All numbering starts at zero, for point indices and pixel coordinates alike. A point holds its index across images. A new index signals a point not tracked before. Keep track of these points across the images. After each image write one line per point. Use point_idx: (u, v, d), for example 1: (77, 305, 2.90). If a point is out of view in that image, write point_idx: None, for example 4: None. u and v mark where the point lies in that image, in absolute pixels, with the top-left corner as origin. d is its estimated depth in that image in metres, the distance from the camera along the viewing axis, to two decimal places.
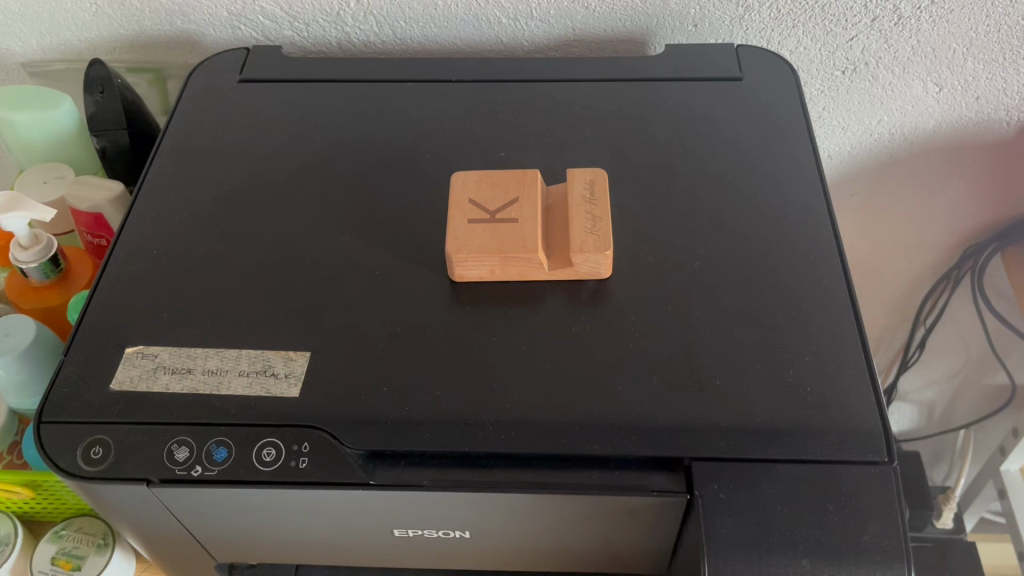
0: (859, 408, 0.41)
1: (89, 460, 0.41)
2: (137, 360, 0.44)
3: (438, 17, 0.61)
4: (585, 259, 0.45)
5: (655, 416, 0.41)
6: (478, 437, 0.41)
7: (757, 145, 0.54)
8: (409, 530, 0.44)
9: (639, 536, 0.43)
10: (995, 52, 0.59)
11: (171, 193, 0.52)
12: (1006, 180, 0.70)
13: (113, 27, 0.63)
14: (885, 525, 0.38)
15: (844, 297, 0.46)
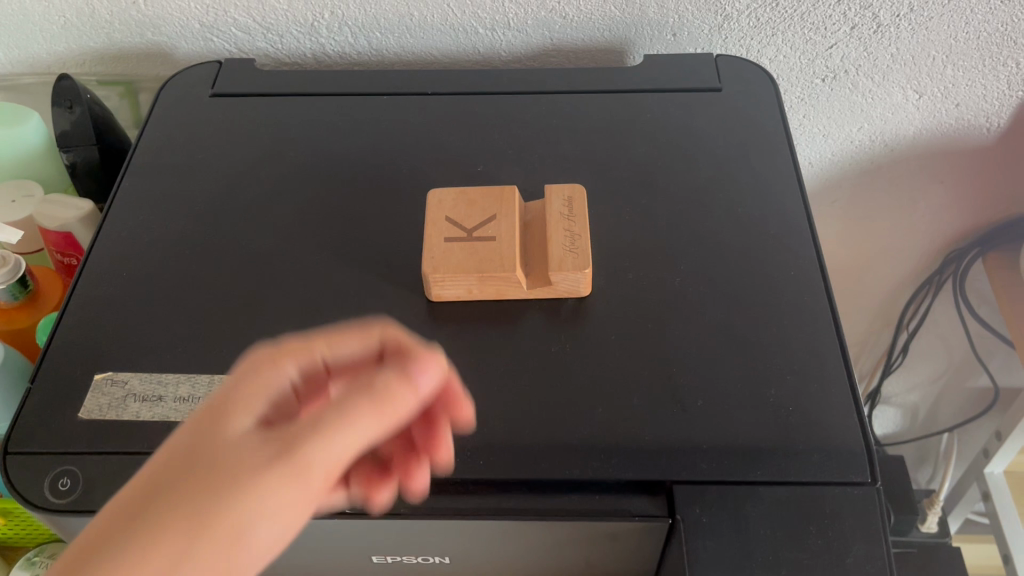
0: (842, 426, 0.41)
1: (57, 491, 0.40)
2: (106, 387, 0.43)
3: (414, 28, 0.60)
4: (564, 277, 0.44)
5: (636, 438, 0.40)
6: (457, 462, 0.40)
7: (736, 158, 0.53)
8: (388, 557, 0.43)
9: (621, 560, 0.43)
10: (975, 59, 0.58)
11: (141, 212, 0.51)
12: (987, 185, 0.69)
13: (82, 40, 0.61)
14: (868, 546, 0.37)
15: (825, 312, 0.45)
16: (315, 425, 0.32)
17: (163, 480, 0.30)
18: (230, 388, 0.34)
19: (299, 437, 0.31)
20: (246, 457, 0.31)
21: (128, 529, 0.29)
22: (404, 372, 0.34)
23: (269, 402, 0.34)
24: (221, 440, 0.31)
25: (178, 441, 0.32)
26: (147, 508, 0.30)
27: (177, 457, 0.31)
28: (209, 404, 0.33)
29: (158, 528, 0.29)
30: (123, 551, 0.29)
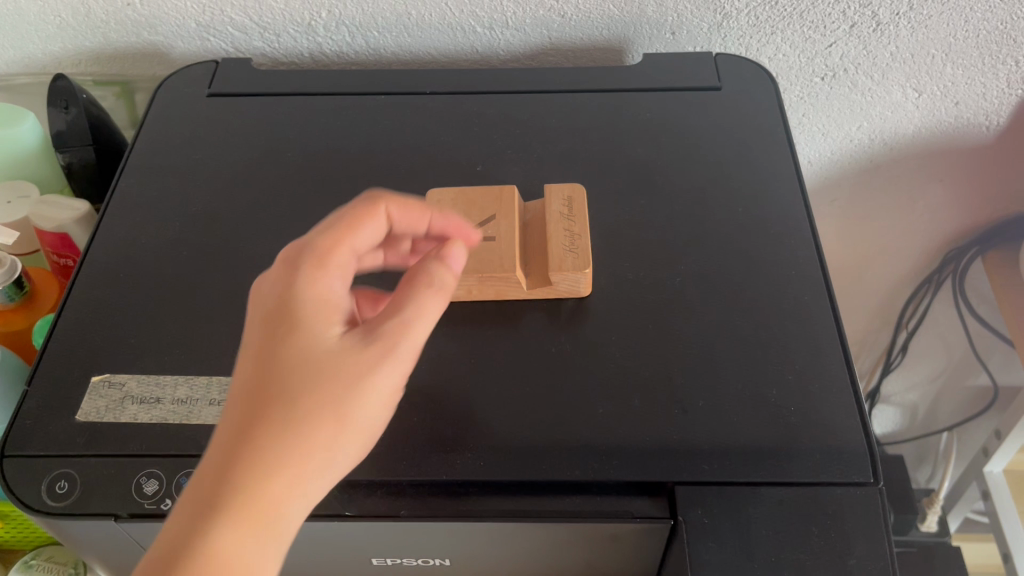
0: (843, 427, 0.40)
1: (54, 494, 0.39)
2: (104, 389, 0.42)
3: (412, 27, 0.60)
4: (564, 278, 0.44)
5: (636, 439, 0.40)
6: (457, 464, 0.39)
7: (736, 157, 0.53)
8: (388, 559, 0.43)
9: (622, 562, 0.43)
10: (975, 57, 0.58)
11: (138, 213, 0.51)
12: (986, 184, 0.69)
13: (78, 40, 0.61)
14: (871, 548, 0.37)
15: (826, 312, 0.45)
16: (403, 319, 0.34)
17: (282, 393, 0.32)
18: (294, 296, 0.34)
19: (392, 332, 0.34)
20: (352, 361, 0.33)
21: (274, 443, 0.31)
22: (444, 263, 0.37)
23: (337, 301, 0.35)
24: (319, 347, 0.33)
25: (273, 356, 0.33)
26: (283, 422, 0.32)
27: (283, 372, 0.32)
28: (281, 317, 0.33)
29: (304, 436, 0.32)
30: (279, 462, 0.31)
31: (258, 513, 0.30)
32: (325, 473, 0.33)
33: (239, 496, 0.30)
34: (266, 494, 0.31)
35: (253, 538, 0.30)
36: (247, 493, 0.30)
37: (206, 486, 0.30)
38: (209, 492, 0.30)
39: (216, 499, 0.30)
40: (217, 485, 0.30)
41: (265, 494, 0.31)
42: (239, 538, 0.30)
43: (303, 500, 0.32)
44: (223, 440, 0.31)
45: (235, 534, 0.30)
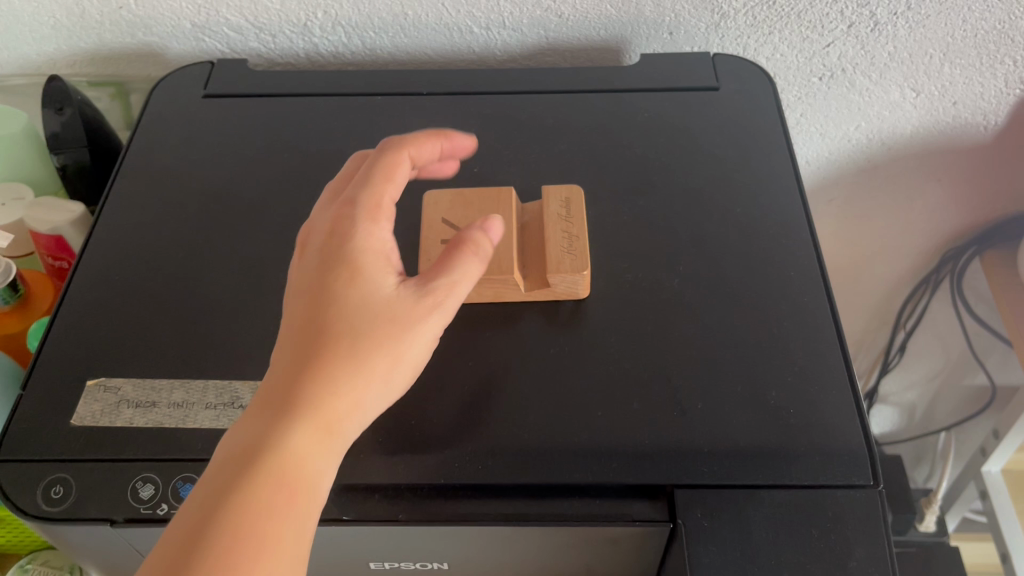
0: (843, 429, 0.40)
1: (50, 499, 0.39)
2: (99, 393, 0.42)
3: (408, 27, 0.59)
4: (562, 279, 0.44)
5: (635, 442, 0.40)
6: (455, 467, 0.39)
7: (734, 158, 0.53)
8: (385, 563, 0.43)
9: (621, 565, 0.42)
10: (973, 57, 0.58)
11: (134, 215, 0.51)
12: (984, 184, 0.69)
13: (73, 41, 0.61)
14: (871, 551, 0.37)
15: (826, 314, 0.45)
16: (452, 273, 0.37)
17: (343, 327, 0.35)
18: (352, 241, 0.37)
19: (441, 286, 0.37)
20: (407, 307, 0.36)
21: (338, 371, 0.34)
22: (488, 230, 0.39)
23: (389, 248, 0.38)
24: (376, 288, 0.36)
25: (334, 294, 0.36)
26: (345, 353, 0.35)
27: (344, 309, 0.35)
28: (341, 259, 0.36)
29: (365, 366, 0.35)
30: (342, 387, 0.34)
31: (323, 429, 0.34)
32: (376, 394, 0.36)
33: (307, 413, 0.34)
34: (329, 413, 0.34)
35: (319, 450, 0.34)
36: (315, 412, 0.34)
37: (277, 402, 0.34)
38: (280, 407, 0.34)
39: (286, 415, 0.33)
40: (287, 402, 0.34)
41: (325, 414, 0.34)
42: (299, 451, 0.33)
43: (359, 421, 0.36)
44: (291, 364, 0.35)
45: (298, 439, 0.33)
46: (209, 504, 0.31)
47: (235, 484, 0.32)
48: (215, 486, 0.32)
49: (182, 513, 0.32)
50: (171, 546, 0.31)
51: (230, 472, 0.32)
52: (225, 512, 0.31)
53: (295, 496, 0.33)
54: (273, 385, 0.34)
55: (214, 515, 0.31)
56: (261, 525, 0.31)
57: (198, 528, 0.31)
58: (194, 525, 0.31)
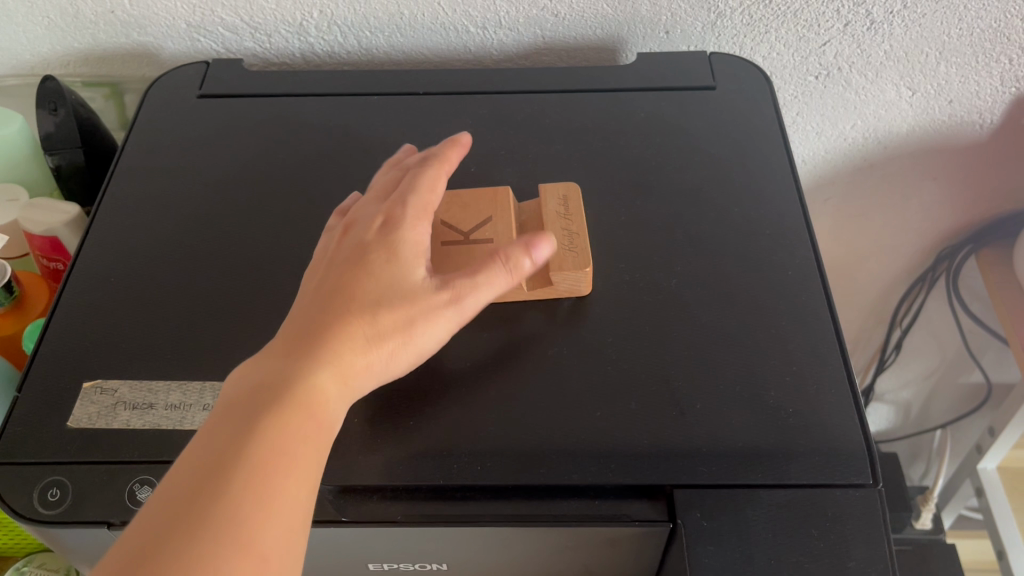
0: (841, 428, 0.40)
1: (45, 503, 0.39)
2: (95, 395, 0.42)
3: (404, 27, 0.59)
4: (564, 278, 0.44)
5: (634, 442, 0.40)
6: (454, 467, 0.39)
7: (730, 157, 0.53)
8: (383, 564, 0.43)
9: (620, 565, 0.42)
10: (968, 56, 0.58)
11: (129, 216, 0.50)
12: (980, 182, 0.69)
13: (67, 41, 0.60)
14: (870, 551, 0.37)
15: (823, 313, 0.45)
16: (475, 278, 0.39)
17: (374, 294, 0.39)
18: (395, 230, 0.41)
19: (467, 285, 0.39)
20: (428, 292, 0.39)
21: (364, 331, 0.38)
22: (531, 251, 0.40)
23: (424, 241, 0.41)
24: (407, 269, 0.40)
25: (370, 267, 0.39)
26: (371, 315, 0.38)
27: (378, 281, 0.39)
28: (381, 242, 0.40)
29: (385, 330, 0.38)
30: (365, 349, 0.37)
31: (345, 381, 0.37)
32: (389, 362, 0.39)
33: (334, 361, 0.36)
34: (351, 367, 0.37)
35: (337, 397, 0.36)
36: (340, 361, 0.37)
37: (306, 347, 0.36)
38: (310, 351, 0.36)
39: (316, 358, 0.36)
40: (317, 347, 0.36)
41: (350, 369, 0.37)
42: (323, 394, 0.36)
43: (370, 384, 0.38)
44: (322, 319, 0.38)
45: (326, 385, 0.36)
46: (244, 421, 0.33)
47: (269, 407, 0.34)
48: (248, 407, 0.34)
49: (214, 428, 0.33)
50: (204, 454, 0.32)
51: (262, 397, 0.34)
52: (260, 427, 0.33)
53: (318, 429, 0.35)
54: (304, 334, 0.37)
55: (250, 429, 0.33)
56: (291, 445, 0.33)
57: (233, 438, 0.33)
58: (228, 436, 0.33)
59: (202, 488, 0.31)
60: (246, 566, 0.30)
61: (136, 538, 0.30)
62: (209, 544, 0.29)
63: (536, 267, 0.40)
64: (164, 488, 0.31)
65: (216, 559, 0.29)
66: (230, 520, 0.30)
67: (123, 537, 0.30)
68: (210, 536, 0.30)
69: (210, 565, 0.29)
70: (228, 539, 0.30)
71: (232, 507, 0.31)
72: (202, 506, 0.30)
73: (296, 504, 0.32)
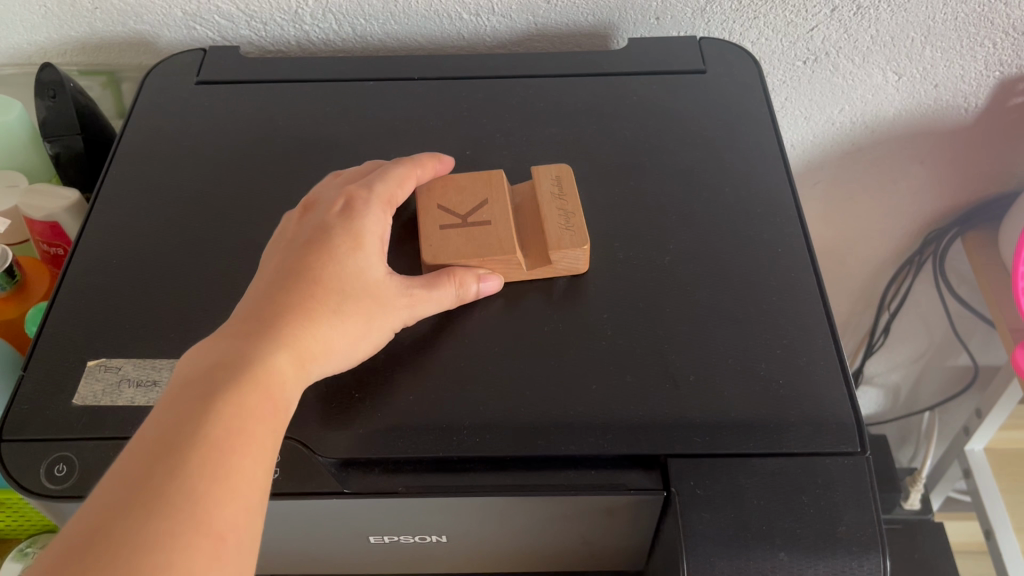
0: (831, 399, 0.41)
1: (53, 477, 0.39)
2: (99, 373, 0.43)
3: (397, 14, 0.60)
4: (563, 256, 0.45)
5: (630, 414, 0.41)
6: (454, 440, 0.40)
7: (721, 140, 0.54)
8: (384, 537, 0.44)
9: (616, 535, 0.43)
10: (953, 40, 0.59)
11: (129, 200, 0.51)
12: (966, 165, 0.70)
13: (64, 30, 0.61)
14: (860, 515, 0.38)
15: (813, 289, 0.46)
16: (432, 292, 0.43)
17: (335, 280, 0.40)
18: (358, 218, 0.43)
19: (426, 299, 0.43)
20: (388, 292, 0.42)
21: (324, 319, 0.39)
22: (479, 280, 0.44)
23: (382, 234, 0.44)
24: (367, 261, 0.42)
25: (333, 250, 0.41)
26: (329, 303, 0.40)
27: (342, 271, 0.41)
28: (345, 226, 0.42)
29: (342, 317, 0.40)
30: (323, 334, 0.39)
31: (303, 363, 0.38)
32: (344, 351, 0.40)
33: (291, 341, 0.38)
34: (310, 350, 0.38)
35: (295, 376, 0.38)
36: (297, 342, 0.38)
37: (265, 327, 0.37)
38: (266, 333, 0.37)
39: (278, 341, 0.37)
40: (274, 330, 0.38)
41: (308, 353, 0.38)
42: (283, 377, 0.37)
43: (327, 368, 0.40)
44: (283, 302, 0.39)
45: (285, 368, 0.37)
46: (201, 399, 0.34)
47: (226, 386, 0.35)
48: (205, 385, 0.34)
49: (169, 405, 0.34)
50: (159, 432, 0.33)
51: (219, 375, 0.35)
52: (217, 406, 0.34)
53: (275, 410, 0.36)
54: (263, 316, 0.38)
55: (207, 408, 0.34)
56: (249, 424, 0.34)
57: (189, 416, 0.33)
58: (185, 414, 0.33)
59: (158, 465, 0.31)
60: (201, 542, 0.30)
61: (91, 513, 0.30)
62: (165, 521, 0.30)
63: (479, 295, 0.44)
64: (119, 465, 0.32)
65: (171, 537, 0.30)
66: (187, 497, 0.31)
67: (77, 514, 0.30)
68: (165, 510, 0.30)
69: (164, 541, 0.30)
70: (184, 517, 0.30)
71: (187, 485, 0.31)
72: (157, 483, 0.31)
73: (253, 485, 0.33)
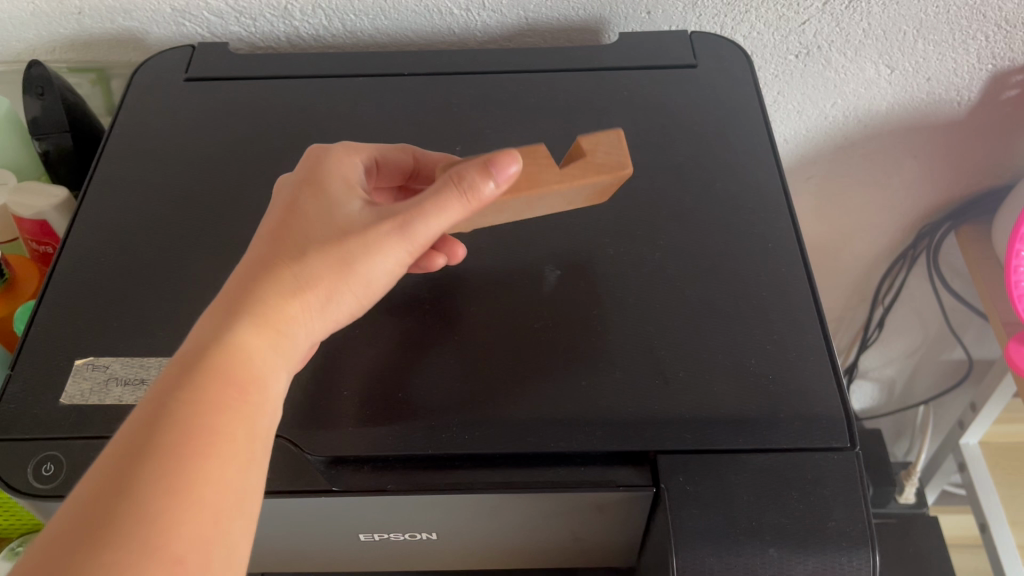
0: (821, 394, 0.41)
1: (41, 477, 0.39)
2: (87, 371, 0.42)
3: (387, 10, 0.60)
4: (596, 146, 0.40)
5: (619, 410, 0.40)
6: (443, 437, 0.40)
7: (712, 135, 0.54)
8: (374, 535, 0.43)
9: (607, 531, 0.43)
10: (945, 33, 0.59)
11: (118, 198, 0.51)
12: (959, 159, 0.70)
13: (52, 28, 0.60)
14: (849, 511, 0.38)
15: (804, 284, 0.46)
16: (424, 201, 0.37)
17: (299, 233, 0.37)
18: (321, 173, 0.40)
19: (414, 211, 0.37)
20: (366, 222, 0.37)
21: (287, 277, 0.36)
22: (489, 170, 0.36)
23: (355, 182, 0.41)
24: (335, 208, 0.38)
25: (295, 207, 0.38)
26: (290, 258, 0.36)
27: (304, 222, 0.37)
28: (307, 181, 0.40)
29: (311, 269, 0.36)
30: (288, 295, 0.36)
31: (268, 330, 0.35)
32: (320, 306, 0.37)
33: (253, 319, 0.35)
34: (275, 316, 0.35)
35: (261, 355, 0.35)
36: (258, 314, 0.35)
37: (222, 309, 0.35)
38: (224, 315, 0.35)
39: (236, 321, 0.34)
40: (231, 310, 0.35)
41: (273, 321, 0.35)
42: (247, 361, 0.34)
43: (303, 324, 0.36)
44: (242, 277, 0.36)
45: (247, 349, 0.34)
46: (153, 407, 0.31)
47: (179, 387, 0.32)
48: (159, 390, 0.32)
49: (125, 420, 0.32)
50: (113, 453, 0.30)
51: (174, 376, 0.32)
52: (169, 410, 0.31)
53: (240, 405, 0.33)
54: (222, 301, 0.35)
55: (161, 416, 0.31)
56: (207, 422, 0.32)
57: (142, 428, 0.31)
58: (138, 426, 0.31)
59: (109, 487, 0.29)
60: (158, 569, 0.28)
61: (40, 552, 0.28)
62: (113, 549, 0.28)
63: (499, 188, 0.36)
64: (73, 495, 0.30)
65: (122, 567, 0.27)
66: (138, 519, 0.28)
67: (28, 556, 0.28)
68: (116, 536, 0.28)
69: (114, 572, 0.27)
70: (135, 540, 0.28)
71: (145, 509, 0.29)
72: (107, 508, 0.28)
73: (217, 489, 0.31)
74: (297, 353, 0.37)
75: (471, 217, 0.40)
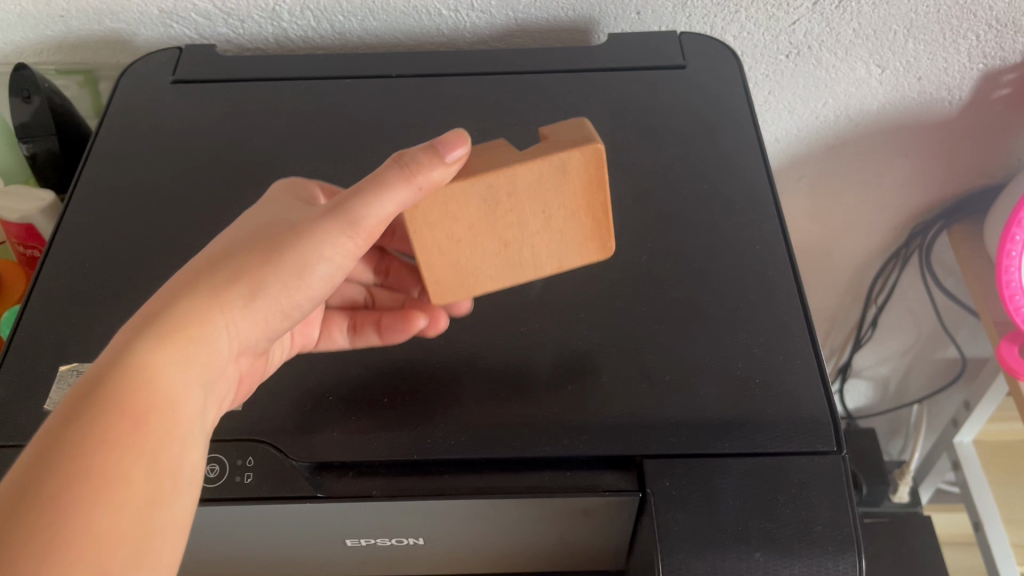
0: (808, 397, 0.41)
1: None
2: (71, 378, 0.42)
3: (376, 11, 0.59)
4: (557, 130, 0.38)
5: (606, 414, 0.40)
6: (428, 442, 0.40)
7: (701, 136, 0.54)
8: (361, 540, 0.43)
9: (594, 535, 0.43)
10: (935, 33, 0.59)
11: (104, 202, 0.51)
12: (951, 157, 0.70)
13: (38, 29, 0.60)
14: (835, 514, 0.38)
15: (792, 286, 0.46)
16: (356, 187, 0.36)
17: (228, 248, 0.38)
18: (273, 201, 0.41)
19: (348, 201, 0.36)
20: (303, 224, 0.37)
21: (209, 288, 0.36)
22: (432, 148, 0.35)
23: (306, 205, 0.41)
24: (271, 223, 0.39)
25: (235, 230, 0.39)
26: (216, 270, 0.36)
27: (238, 240, 0.38)
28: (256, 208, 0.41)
29: (238, 277, 0.36)
30: (208, 304, 0.36)
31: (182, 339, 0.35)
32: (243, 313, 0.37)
33: (160, 336, 0.34)
34: (192, 324, 0.35)
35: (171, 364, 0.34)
36: (172, 325, 0.35)
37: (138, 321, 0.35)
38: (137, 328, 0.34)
39: (148, 331, 0.34)
40: (146, 322, 0.34)
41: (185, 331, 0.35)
42: (154, 372, 0.33)
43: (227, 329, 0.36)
44: (167, 292, 0.36)
45: (156, 358, 0.34)
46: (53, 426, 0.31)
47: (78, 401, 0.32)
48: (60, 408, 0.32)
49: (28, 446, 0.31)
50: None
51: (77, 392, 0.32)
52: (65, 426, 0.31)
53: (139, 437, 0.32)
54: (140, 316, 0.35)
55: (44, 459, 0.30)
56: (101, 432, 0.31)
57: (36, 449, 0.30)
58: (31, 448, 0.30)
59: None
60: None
61: None
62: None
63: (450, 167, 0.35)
64: None
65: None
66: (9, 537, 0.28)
67: None
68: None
69: None
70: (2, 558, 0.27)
71: (32, 557, 0.27)
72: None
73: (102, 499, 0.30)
74: (216, 364, 0.36)
75: (444, 235, 0.38)
